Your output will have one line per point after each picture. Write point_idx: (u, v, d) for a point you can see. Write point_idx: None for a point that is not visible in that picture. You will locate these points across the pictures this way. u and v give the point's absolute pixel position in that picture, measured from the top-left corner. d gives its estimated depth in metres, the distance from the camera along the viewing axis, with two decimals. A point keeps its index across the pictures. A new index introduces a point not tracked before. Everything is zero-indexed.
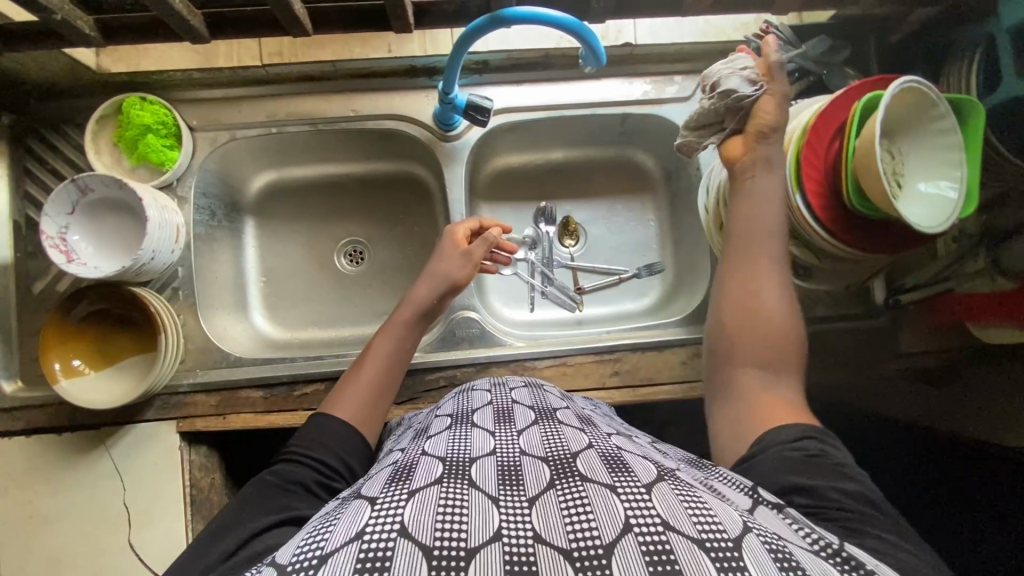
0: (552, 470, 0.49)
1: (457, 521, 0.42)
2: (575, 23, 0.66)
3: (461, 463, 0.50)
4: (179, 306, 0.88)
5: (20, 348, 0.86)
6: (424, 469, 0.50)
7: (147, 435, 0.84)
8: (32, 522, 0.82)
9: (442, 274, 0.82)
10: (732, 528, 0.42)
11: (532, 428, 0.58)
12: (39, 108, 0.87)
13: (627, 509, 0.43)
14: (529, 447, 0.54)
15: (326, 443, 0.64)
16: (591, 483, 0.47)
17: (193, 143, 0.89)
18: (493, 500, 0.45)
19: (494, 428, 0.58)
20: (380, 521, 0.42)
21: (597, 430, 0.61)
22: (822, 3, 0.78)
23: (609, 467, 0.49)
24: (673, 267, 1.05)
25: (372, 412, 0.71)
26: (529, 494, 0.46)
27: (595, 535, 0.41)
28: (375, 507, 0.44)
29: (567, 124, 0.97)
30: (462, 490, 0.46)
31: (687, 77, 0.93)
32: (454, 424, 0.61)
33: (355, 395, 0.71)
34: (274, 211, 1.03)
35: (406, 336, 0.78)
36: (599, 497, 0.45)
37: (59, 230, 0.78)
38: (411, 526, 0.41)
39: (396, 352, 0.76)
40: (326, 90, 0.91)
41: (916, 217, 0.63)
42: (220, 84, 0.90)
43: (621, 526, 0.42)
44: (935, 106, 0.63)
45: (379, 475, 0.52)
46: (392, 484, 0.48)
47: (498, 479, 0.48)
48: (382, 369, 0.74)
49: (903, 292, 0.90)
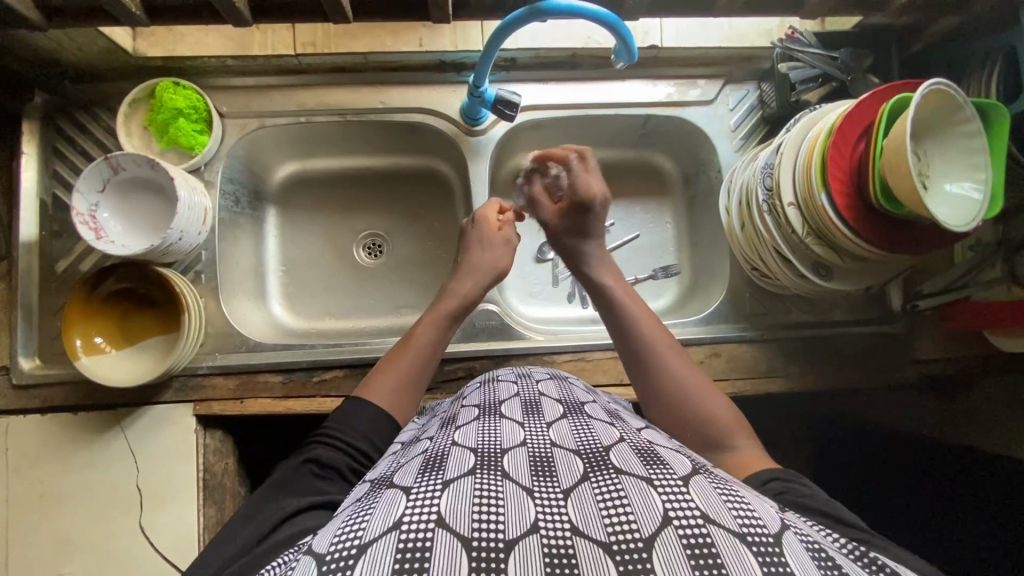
0: (585, 462, 0.47)
1: (494, 512, 0.40)
2: (611, 18, 0.68)
3: (492, 454, 0.48)
4: (201, 290, 0.89)
5: (41, 327, 0.86)
6: (456, 459, 0.47)
7: (164, 417, 0.84)
8: (43, 502, 0.81)
9: (488, 266, 0.82)
10: (772, 524, 0.40)
11: (562, 421, 0.56)
12: (75, 90, 0.89)
13: (665, 501, 0.41)
14: (560, 439, 0.52)
15: (366, 433, 0.64)
16: (625, 475, 0.44)
17: (223, 129, 0.90)
18: (528, 490, 0.43)
19: (523, 420, 0.56)
20: (418, 511, 0.40)
21: (626, 424, 0.59)
22: (846, 10, 0.80)
23: (644, 461, 0.47)
24: (690, 269, 1.06)
25: (407, 397, 0.70)
26: (563, 485, 0.44)
27: (634, 528, 0.39)
28: (411, 496, 0.42)
29: (590, 124, 0.98)
30: (495, 481, 0.44)
31: (709, 82, 0.95)
32: (483, 415, 0.58)
33: (389, 380, 0.70)
34: (296, 202, 1.03)
35: (447, 331, 0.77)
36: (636, 489, 0.42)
37: (89, 208, 0.79)
38: (448, 516, 0.39)
39: (436, 345, 0.75)
40: (356, 82, 0.92)
41: (944, 214, 0.63)
42: (253, 73, 0.91)
43: (659, 519, 0.39)
44: (961, 108, 0.65)
45: (410, 463, 0.51)
46: (425, 473, 0.46)
47: (530, 470, 0.46)
48: (421, 358, 0.73)
49: (920, 298, 0.90)
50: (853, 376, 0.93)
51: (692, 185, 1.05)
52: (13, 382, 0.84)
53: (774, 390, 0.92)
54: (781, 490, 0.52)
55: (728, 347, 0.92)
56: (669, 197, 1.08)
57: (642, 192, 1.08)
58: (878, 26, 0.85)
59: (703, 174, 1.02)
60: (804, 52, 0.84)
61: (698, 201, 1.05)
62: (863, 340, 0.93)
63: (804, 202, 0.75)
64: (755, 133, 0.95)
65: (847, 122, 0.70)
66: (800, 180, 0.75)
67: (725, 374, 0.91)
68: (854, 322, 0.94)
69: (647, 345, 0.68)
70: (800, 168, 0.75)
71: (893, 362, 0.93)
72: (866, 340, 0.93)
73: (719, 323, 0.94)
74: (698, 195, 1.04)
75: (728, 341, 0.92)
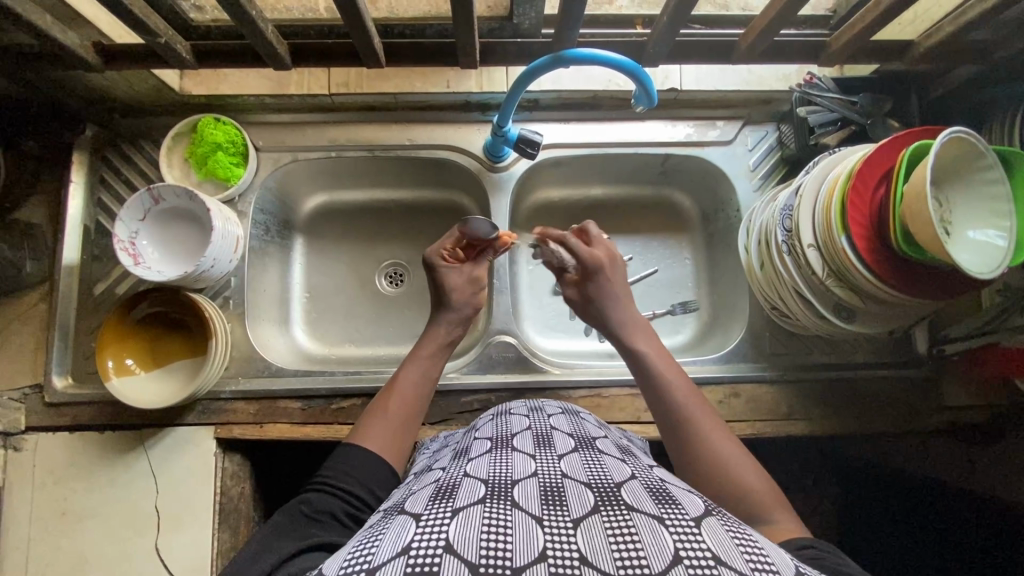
0: (596, 495, 0.46)
1: (502, 541, 0.40)
2: (633, 66, 0.70)
3: (503, 485, 0.48)
4: (228, 314, 0.92)
5: (76, 345, 0.89)
6: (467, 489, 0.48)
7: (185, 440, 0.86)
8: (65, 519, 0.83)
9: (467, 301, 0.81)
10: (785, 569, 0.40)
11: (573, 455, 0.55)
12: (122, 124, 0.94)
13: (676, 540, 0.40)
14: (571, 471, 0.51)
15: (362, 478, 0.63)
16: (637, 512, 0.44)
17: (258, 163, 0.94)
18: (537, 520, 0.43)
19: (534, 452, 0.56)
20: (426, 537, 0.40)
21: (638, 462, 0.59)
22: (865, 56, 0.81)
23: (656, 499, 0.46)
24: (709, 306, 1.06)
25: (401, 442, 0.69)
26: (572, 515, 0.43)
27: (644, 564, 0.39)
28: (420, 523, 0.42)
29: (610, 162, 1.00)
30: (505, 510, 0.44)
31: (728, 123, 0.97)
32: (495, 446, 0.58)
33: (383, 426, 0.69)
34: (322, 231, 1.07)
35: (432, 370, 0.76)
36: (647, 527, 0.42)
37: (130, 235, 0.83)
38: (456, 543, 0.39)
39: (420, 385, 0.74)
40: (386, 120, 0.97)
41: (969, 261, 0.62)
42: (288, 109, 0.96)
43: (670, 556, 0.39)
44: (984, 157, 0.65)
45: (421, 492, 0.51)
46: (436, 501, 0.46)
47: (540, 500, 0.46)
48: (410, 403, 0.72)
49: (948, 342, 0.88)
50: (879, 421, 0.90)
51: (711, 223, 1.06)
52: (45, 400, 0.87)
53: (795, 433, 0.90)
54: (816, 555, 0.49)
55: (748, 387, 0.91)
56: (686, 233, 1.09)
57: (661, 228, 1.09)
58: (897, 72, 0.86)
59: (722, 213, 1.03)
60: (823, 97, 0.85)
61: (717, 237, 1.05)
62: (888, 384, 0.91)
63: (824, 243, 0.75)
64: (774, 173, 0.97)
65: (870, 164, 0.70)
66: (821, 222, 0.75)
67: (744, 416, 0.89)
68: (879, 366, 0.92)
69: (678, 406, 0.67)
70: (820, 210, 0.76)
71: (919, 405, 0.91)
72: (891, 383, 0.91)
73: (738, 362, 0.93)
74: (716, 232, 1.05)
75: (748, 380, 0.91)
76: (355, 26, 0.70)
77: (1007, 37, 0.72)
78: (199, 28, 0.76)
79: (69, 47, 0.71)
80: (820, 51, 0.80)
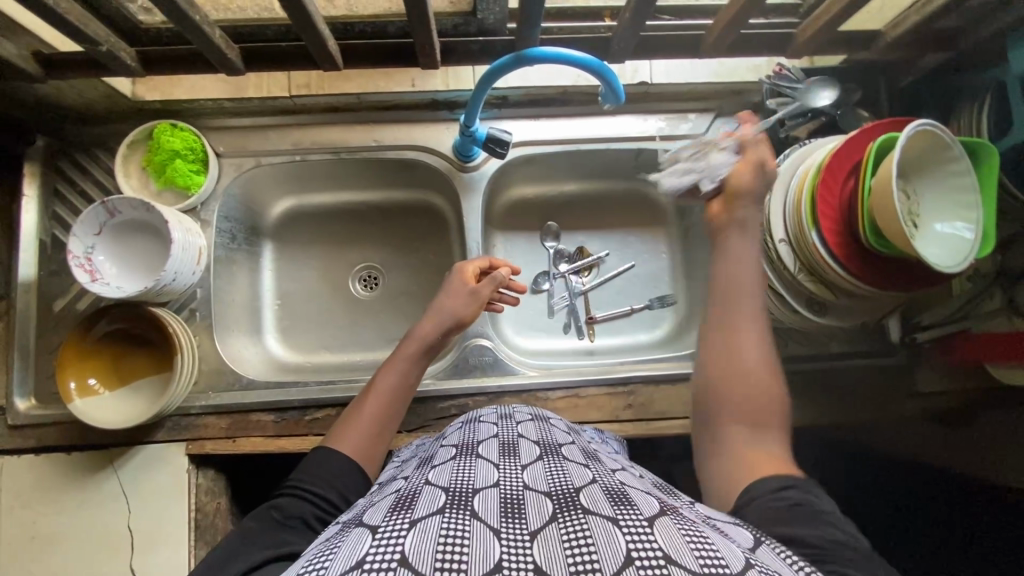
0: (555, 503, 0.46)
1: (457, 551, 0.39)
2: (596, 63, 0.69)
3: (463, 493, 0.47)
4: (196, 327, 0.89)
5: (38, 366, 0.86)
6: (426, 499, 0.46)
7: (155, 457, 0.84)
8: (35, 544, 0.81)
9: (448, 311, 0.79)
10: (736, 563, 0.40)
11: (537, 463, 0.55)
12: (74, 132, 0.90)
13: (629, 542, 0.40)
14: (533, 482, 0.51)
15: (334, 484, 0.62)
16: (593, 515, 0.43)
17: (220, 169, 0.92)
18: (494, 530, 0.42)
19: (499, 461, 0.55)
20: (381, 551, 0.39)
21: (601, 466, 0.58)
22: (833, 46, 0.80)
23: (612, 502, 0.46)
24: (686, 300, 1.05)
25: (375, 446, 0.68)
26: (530, 527, 0.43)
27: (596, 568, 0.38)
28: (376, 535, 0.41)
29: (582, 158, 0.99)
30: (462, 520, 0.43)
31: (700, 115, 0.96)
32: (459, 455, 0.57)
33: (359, 429, 0.68)
34: (291, 236, 1.04)
35: (412, 373, 0.74)
36: (601, 529, 0.41)
37: (85, 251, 0.80)
38: (411, 556, 0.38)
39: (400, 388, 0.73)
40: (350, 121, 0.94)
41: (938, 258, 0.63)
42: (248, 113, 0.93)
43: (622, 559, 0.38)
44: (950, 147, 0.64)
45: (381, 503, 0.49)
46: (394, 512, 0.45)
47: (499, 511, 0.45)
48: (385, 407, 0.71)
49: (920, 330, 0.90)
50: (855, 410, 0.91)
51: (686, 216, 1.05)
52: (9, 422, 0.84)
53: None
54: (798, 500, 0.50)
55: None
56: (662, 227, 1.08)
57: (636, 222, 1.08)
58: (866, 61, 0.86)
59: (696, 206, 1.02)
60: (794, 89, 0.84)
61: (692, 231, 1.04)
62: (863, 373, 0.92)
63: (796, 239, 0.74)
64: None
65: (835, 159, 0.70)
66: (791, 217, 0.74)
67: None
68: (853, 355, 0.93)
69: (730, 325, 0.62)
70: (791, 204, 0.75)
71: (893, 393, 0.91)
72: (866, 372, 0.92)
73: None
74: (692, 226, 1.04)
75: None
76: (307, 28, 0.67)
77: (973, 23, 0.72)
78: (149, 30, 0.72)
79: (5, 59, 0.68)
80: (787, 42, 0.79)
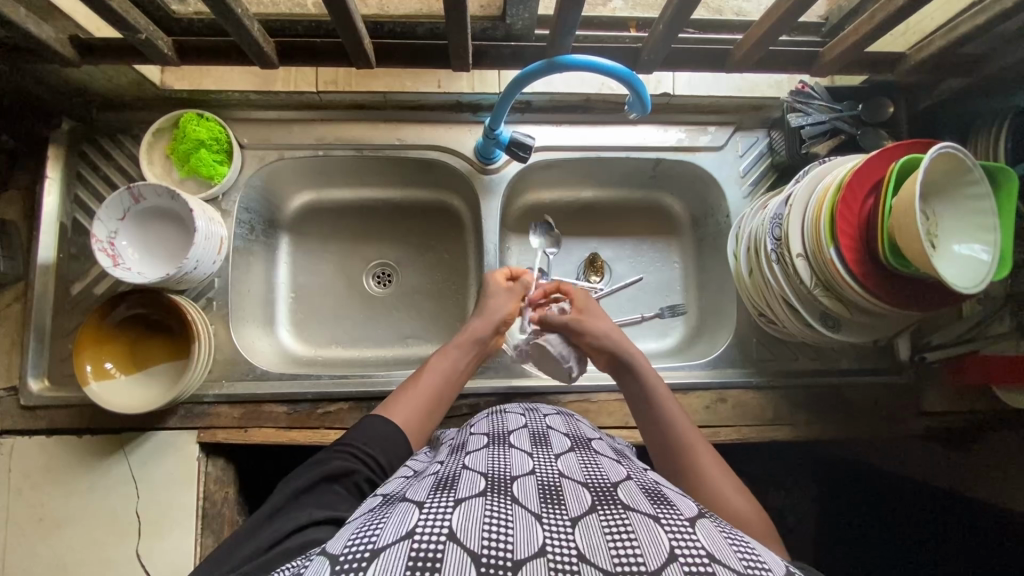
0: (593, 495, 0.46)
1: (503, 533, 0.40)
2: (626, 72, 0.70)
3: (502, 480, 0.48)
4: (212, 316, 0.90)
5: (53, 347, 0.87)
6: (467, 482, 0.47)
7: (167, 443, 0.84)
8: (42, 525, 0.81)
9: (503, 308, 0.83)
10: (778, 567, 0.41)
11: (569, 455, 0.55)
12: (100, 118, 0.91)
13: (672, 539, 0.40)
14: (569, 471, 0.51)
15: (381, 452, 0.64)
16: (633, 511, 0.44)
17: (243, 160, 0.92)
18: (536, 516, 0.42)
19: (532, 451, 0.55)
20: (431, 523, 0.40)
21: (632, 464, 0.59)
22: (856, 67, 0.82)
23: (651, 500, 0.47)
24: (697, 310, 1.06)
25: (426, 420, 0.72)
26: (570, 513, 0.43)
27: (640, 562, 0.38)
28: (424, 510, 0.42)
29: (602, 165, 1.00)
30: (506, 505, 0.43)
31: (719, 128, 0.97)
32: (492, 443, 0.58)
33: (410, 403, 0.71)
34: (309, 230, 1.05)
35: (466, 360, 0.79)
36: (643, 526, 0.42)
37: (109, 235, 0.80)
38: (459, 531, 0.39)
39: (451, 373, 0.77)
40: (376, 119, 0.95)
41: (953, 275, 0.63)
42: (275, 106, 0.94)
43: (666, 555, 0.39)
44: (970, 171, 0.66)
45: (422, 481, 0.50)
46: (438, 490, 0.46)
47: (539, 496, 0.46)
48: (436, 388, 0.74)
49: (930, 350, 0.90)
50: (861, 426, 0.92)
51: (701, 227, 1.06)
52: (21, 402, 0.84)
53: (780, 438, 0.91)
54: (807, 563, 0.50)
55: (736, 393, 0.92)
56: (676, 237, 1.09)
57: (651, 231, 1.09)
58: (888, 82, 0.87)
59: (712, 218, 1.03)
60: (810, 105, 0.86)
61: (705, 242, 1.05)
62: (871, 390, 0.93)
63: (813, 255, 0.75)
64: (764, 179, 0.97)
65: (858, 177, 0.71)
66: (810, 233, 0.75)
67: (731, 421, 0.90)
68: (862, 372, 0.94)
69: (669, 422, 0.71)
70: (809, 222, 0.76)
71: (900, 411, 0.92)
72: (874, 389, 0.93)
73: (725, 368, 0.94)
74: (706, 237, 1.05)
75: (735, 386, 0.92)
76: (344, 26, 0.68)
77: (998, 49, 0.73)
78: (181, 20, 0.73)
79: (43, 41, 0.68)
80: (813, 60, 0.81)
